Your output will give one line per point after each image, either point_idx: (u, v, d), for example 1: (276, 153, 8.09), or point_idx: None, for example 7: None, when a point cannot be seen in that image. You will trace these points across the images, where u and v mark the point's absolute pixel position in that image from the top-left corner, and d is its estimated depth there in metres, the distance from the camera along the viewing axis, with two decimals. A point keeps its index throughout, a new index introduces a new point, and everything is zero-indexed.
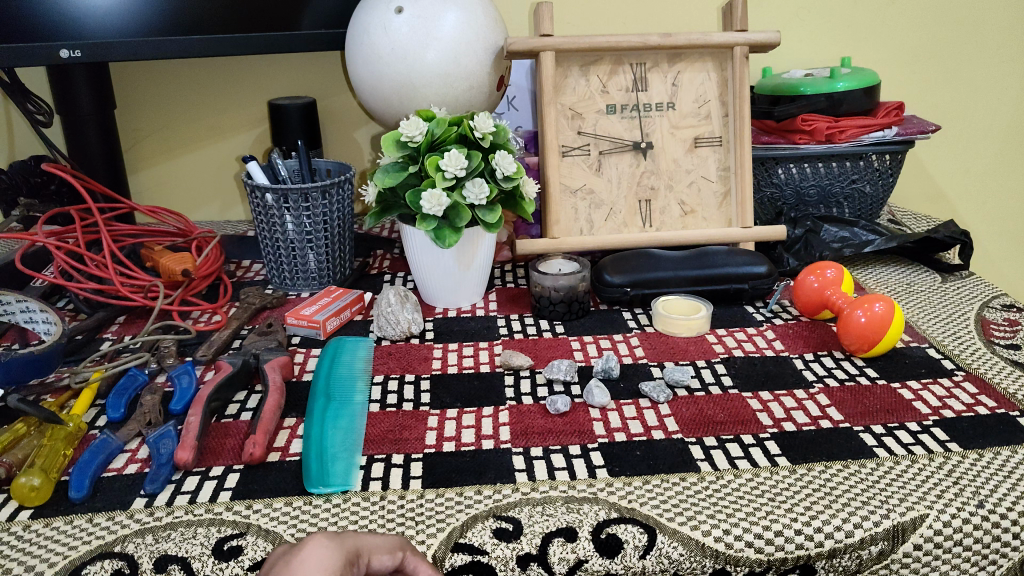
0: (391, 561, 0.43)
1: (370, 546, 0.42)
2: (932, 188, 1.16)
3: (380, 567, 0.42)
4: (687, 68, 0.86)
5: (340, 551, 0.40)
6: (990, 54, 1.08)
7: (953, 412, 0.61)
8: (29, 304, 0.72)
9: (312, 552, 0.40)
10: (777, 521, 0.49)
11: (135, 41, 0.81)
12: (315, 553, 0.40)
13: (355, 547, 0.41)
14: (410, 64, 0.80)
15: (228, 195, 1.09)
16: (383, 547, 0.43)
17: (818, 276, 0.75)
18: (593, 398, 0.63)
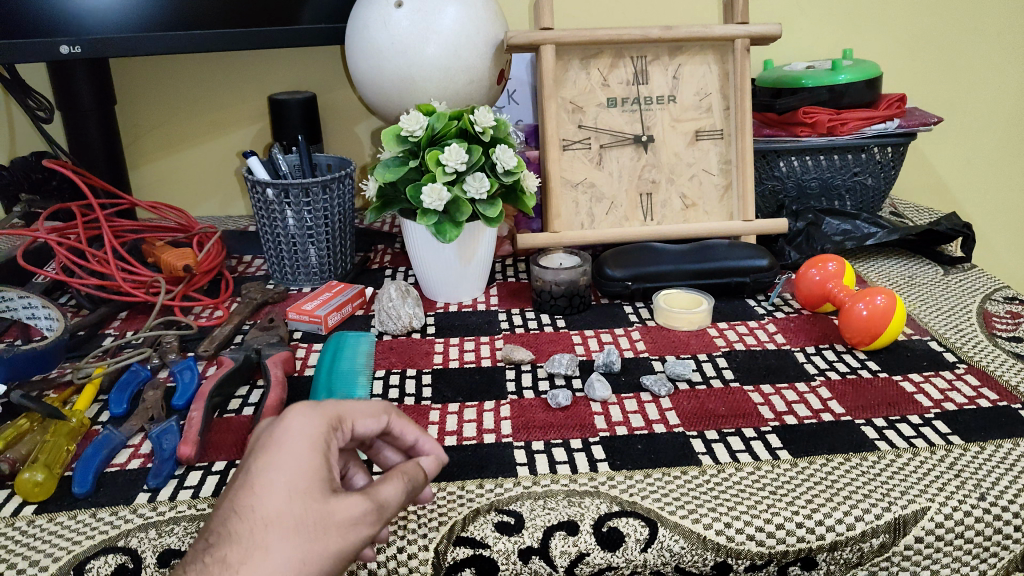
0: (374, 423, 0.46)
1: (353, 413, 0.45)
2: (934, 180, 1.15)
3: (366, 430, 0.46)
4: (688, 60, 0.85)
5: (322, 417, 0.43)
6: (993, 45, 1.08)
7: (955, 405, 0.61)
8: (31, 299, 0.72)
9: (296, 422, 0.42)
10: (778, 513, 0.49)
11: (135, 37, 0.81)
12: (298, 422, 0.42)
13: (337, 413, 0.44)
14: (410, 58, 0.80)
15: (229, 190, 1.09)
16: (365, 411, 0.46)
17: (820, 268, 0.75)
18: (594, 392, 0.63)
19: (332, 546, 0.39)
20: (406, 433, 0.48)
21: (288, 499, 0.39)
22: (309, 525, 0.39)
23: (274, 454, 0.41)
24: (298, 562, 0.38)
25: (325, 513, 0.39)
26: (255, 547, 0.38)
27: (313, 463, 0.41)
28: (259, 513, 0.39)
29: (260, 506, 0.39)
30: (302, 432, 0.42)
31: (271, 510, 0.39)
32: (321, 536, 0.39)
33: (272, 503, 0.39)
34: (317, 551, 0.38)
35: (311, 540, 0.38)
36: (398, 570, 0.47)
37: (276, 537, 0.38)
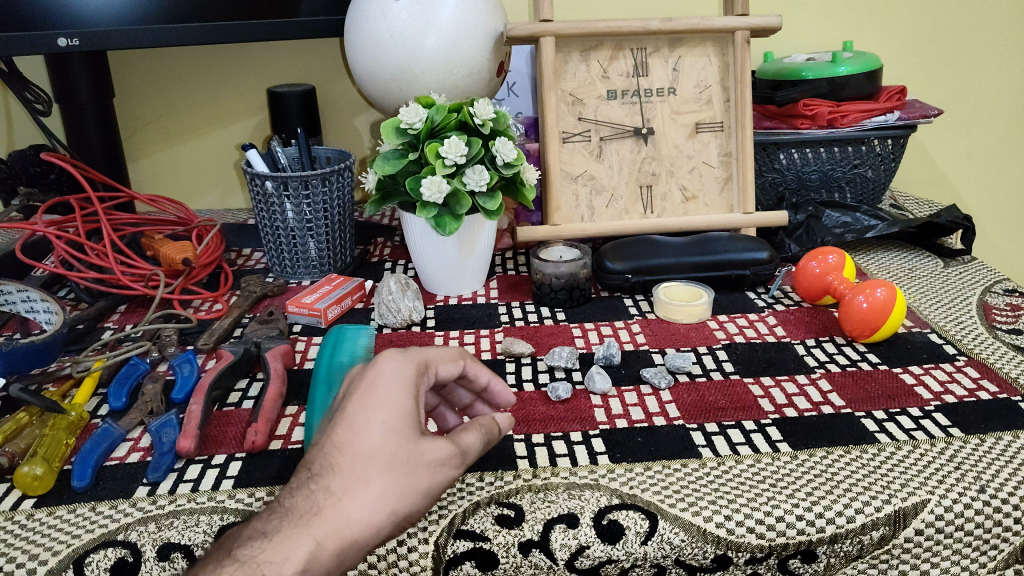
0: (452, 368, 0.50)
1: (434, 359, 0.49)
2: (934, 172, 1.15)
3: (446, 375, 0.50)
4: (688, 52, 0.85)
5: (410, 363, 0.47)
6: (993, 37, 1.08)
7: (955, 397, 0.61)
8: (30, 293, 0.73)
9: (388, 368, 0.46)
10: (779, 506, 0.49)
11: (133, 29, 0.81)
12: (390, 367, 0.46)
13: (423, 359, 0.48)
14: (409, 50, 0.80)
15: (228, 183, 1.09)
16: (445, 358, 0.50)
17: (820, 261, 0.75)
18: (594, 385, 0.63)
19: (422, 481, 0.43)
20: (480, 378, 0.53)
21: (384, 437, 0.43)
22: (403, 460, 0.43)
23: (370, 395, 0.45)
24: (394, 494, 0.42)
25: (417, 451, 0.43)
26: (356, 477, 0.42)
27: (405, 405, 0.45)
28: (359, 448, 0.43)
29: (360, 441, 0.43)
30: (395, 377, 0.46)
31: (371, 445, 0.43)
32: (413, 469, 0.43)
33: (371, 440, 0.43)
34: (410, 483, 0.43)
35: (406, 474, 0.43)
36: (399, 563, 0.47)
37: (375, 471, 0.42)
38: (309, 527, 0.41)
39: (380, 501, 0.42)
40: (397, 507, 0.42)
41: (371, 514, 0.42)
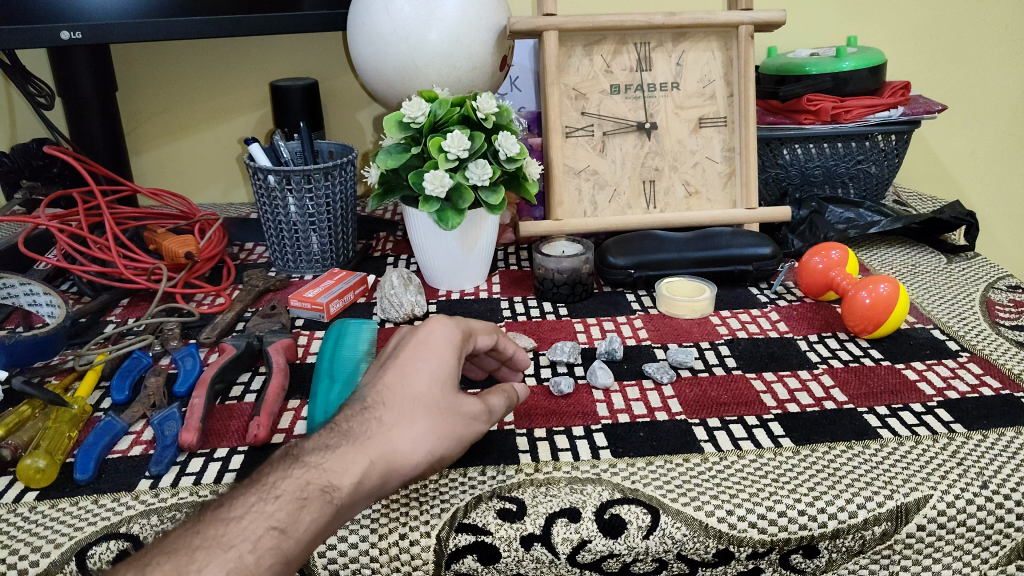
0: (490, 340, 0.56)
1: (476, 330, 0.55)
2: (938, 168, 1.15)
3: (484, 345, 0.56)
4: (692, 47, 0.85)
5: (456, 329, 0.53)
6: (998, 33, 1.07)
7: (957, 393, 0.61)
8: (32, 286, 0.72)
9: (437, 329, 0.52)
10: (781, 500, 0.49)
11: (135, 22, 0.81)
12: (438, 329, 0.52)
13: (468, 328, 0.54)
14: (411, 44, 0.80)
15: (230, 177, 1.09)
16: (485, 330, 0.56)
17: (823, 256, 0.74)
18: (596, 379, 0.63)
19: (458, 427, 0.48)
20: (510, 350, 0.59)
21: (430, 384, 0.49)
22: (445, 406, 0.48)
23: (420, 349, 0.51)
24: (434, 434, 0.47)
25: (456, 401, 0.49)
26: (405, 413, 0.47)
27: (450, 361, 0.50)
28: (408, 390, 0.48)
29: (409, 384, 0.49)
30: (443, 337, 0.52)
31: (418, 388, 0.48)
32: (451, 416, 0.48)
33: (418, 385, 0.48)
34: (448, 427, 0.48)
35: (446, 418, 0.48)
36: (401, 557, 0.48)
37: (420, 413, 0.47)
38: (366, 446, 0.45)
39: (422, 436, 0.47)
40: (437, 446, 0.47)
41: (414, 448, 0.46)
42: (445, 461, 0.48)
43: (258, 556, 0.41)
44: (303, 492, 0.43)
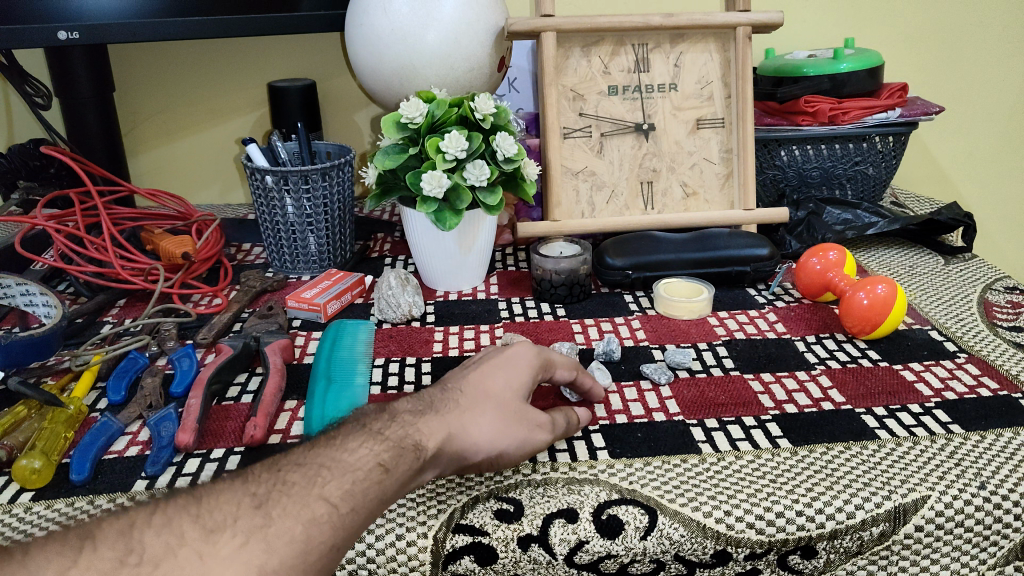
0: (569, 374, 0.57)
1: (558, 361, 0.56)
2: (935, 170, 1.15)
3: (564, 377, 0.56)
4: (689, 48, 0.85)
5: (540, 350, 0.55)
6: (996, 38, 1.08)
7: (955, 394, 0.61)
8: (28, 287, 0.72)
9: (522, 347, 0.55)
10: (778, 502, 0.49)
11: (132, 23, 0.81)
12: (523, 349, 0.55)
13: (550, 355, 0.56)
14: (409, 45, 0.80)
15: (228, 178, 1.09)
16: (566, 364, 0.57)
17: (821, 257, 0.75)
18: (595, 380, 0.63)
19: (520, 433, 0.50)
20: (586, 385, 0.58)
21: (506, 389, 0.51)
22: (517, 412, 0.50)
23: (505, 358, 0.54)
24: (498, 432, 0.49)
25: (527, 411, 0.51)
26: (481, 404, 0.50)
27: (529, 375, 0.53)
28: (490, 386, 0.51)
29: (489, 382, 0.51)
30: (529, 353, 0.54)
31: (496, 387, 0.51)
32: (519, 421, 0.50)
33: (496, 386, 0.51)
34: (515, 430, 0.50)
35: (515, 422, 0.50)
36: (398, 558, 0.47)
37: (491, 408, 0.50)
38: (448, 420, 0.48)
39: (491, 428, 0.49)
40: (503, 441, 0.49)
41: (479, 435, 0.48)
42: (505, 460, 0.50)
43: (365, 488, 0.42)
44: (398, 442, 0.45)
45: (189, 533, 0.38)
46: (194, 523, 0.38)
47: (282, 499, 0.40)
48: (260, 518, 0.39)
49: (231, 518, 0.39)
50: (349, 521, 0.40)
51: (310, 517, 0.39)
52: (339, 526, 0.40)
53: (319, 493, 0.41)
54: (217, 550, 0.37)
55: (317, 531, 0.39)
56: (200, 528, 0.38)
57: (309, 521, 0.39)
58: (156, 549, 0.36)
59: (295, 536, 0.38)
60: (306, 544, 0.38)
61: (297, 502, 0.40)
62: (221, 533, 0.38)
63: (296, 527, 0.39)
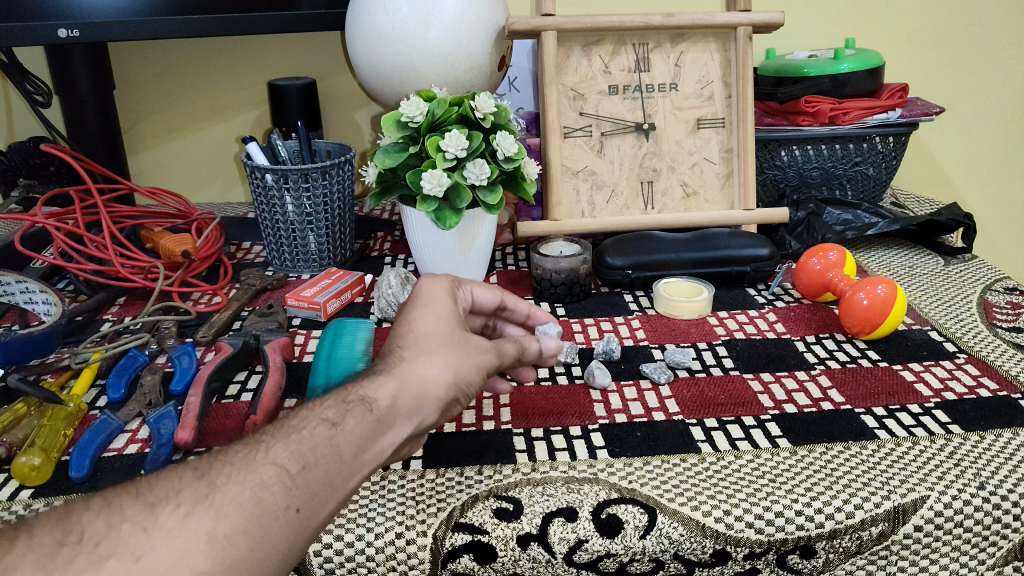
0: (493, 296, 0.57)
1: (471, 283, 0.56)
2: (935, 170, 1.15)
3: (485, 299, 0.57)
4: (690, 48, 0.85)
5: (445, 278, 0.52)
6: (995, 38, 1.08)
7: (954, 394, 0.61)
8: (28, 285, 0.72)
9: (427, 281, 0.52)
10: (777, 501, 0.49)
11: (132, 21, 0.80)
12: (428, 282, 0.51)
13: (454, 280, 0.53)
14: (410, 44, 0.79)
15: (228, 175, 1.09)
16: (482, 285, 0.57)
17: (821, 258, 0.75)
18: (595, 380, 0.63)
19: (474, 357, 0.47)
20: (522, 309, 0.60)
21: (439, 325, 0.48)
22: (459, 341, 0.47)
23: (418, 297, 0.50)
24: (454, 364, 0.46)
25: (470, 336, 0.48)
26: (426, 346, 0.46)
27: (450, 302, 0.50)
28: (422, 329, 0.47)
29: (421, 325, 0.47)
30: (437, 286, 0.51)
31: (430, 326, 0.47)
32: (466, 347, 0.47)
33: (429, 325, 0.47)
34: (467, 357, 0.47)
35: (462, 350, 0.47)
36: (397, 555, 0.48)
37: (436, 347, 0.46)
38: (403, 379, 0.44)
39: (446, 366, 0.45)
40: (461, 374, 0.46)
41: (436, 376, 0.45)
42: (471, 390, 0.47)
43: (314, 444, 0.40)
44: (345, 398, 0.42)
45: (129, 508, 0.36)
46: (135, 499, 0.36)
47: (223, 465, 0.38)
48: (204, 487, 0.37)
49: (174, 490, 0.37)
50: (301, 480, 0.38)
51: (257, 481, 0.37)
52: (291, 487, 0.38)
53: (266, 457, 0.39)
54: (160, 523, 0.35)
55: (268, 494, 0.37)
56: (142, 503, 0.36)
57: (258, 484, 0.37)
58: (97, 527, 0.35)
59: (244, 501, 0.36)
60: (257, 508, 0.36)
61: (241, 469, 0.38)
62: (164, 504, 0.36)
63: (243, 492, 0.37)
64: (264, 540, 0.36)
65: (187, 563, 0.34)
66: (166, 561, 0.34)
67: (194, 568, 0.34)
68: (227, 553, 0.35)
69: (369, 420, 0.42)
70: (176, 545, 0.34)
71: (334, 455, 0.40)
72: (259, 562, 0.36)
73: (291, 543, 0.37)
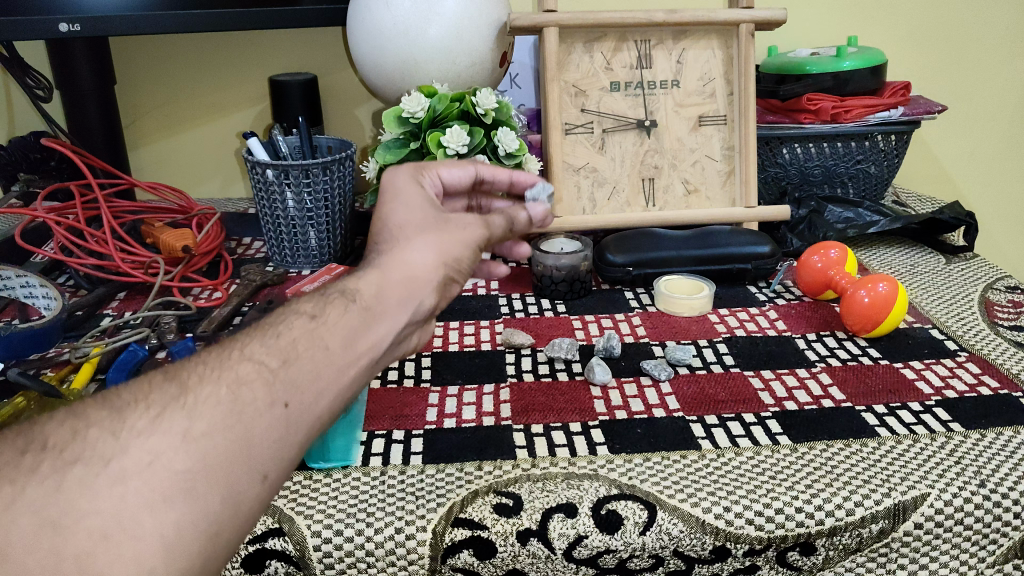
0: (464, 171, 0.54)
1: (438, 166, 0.53)
2: (937, 169, 1.15)
3: (456, 176, 0.54)
4: (692, 45, 0.85)
5: (409, 170, 0.50)
6: (998, 37, 1.07)
7: (955, 392, 0.60)
8: (29, 278, 0.73)
9: (390, 175, 0.49)
10: (777, 498, 0.49)
11: (133, 15, 0.80)
12: (391, 176, 0.49)
13: (417, 167, 0.51)
14: (411, 40, 0.79)
15: (229, 171, 1.09)
16: (449, 164, 0.54)
17: (822, 255, 0.74)
18: (595, 376, 0.63)
19: (456, 234, 0.45)
20: (499, 177, 0.57)
21: (413, 214, 0.46)
22: (438, 222, 0.46)
23: (387, 194, 0.48)
24: (436, 244, 0.44)
25: (448, 217, 0.47)
26: (404, 235, 0.45)
27: (417, 193, 0.48)
28: (399, 220, 0.46)
29: (394, 219, 0.46)
30: (401, 177, 0.49)
31: (404, 216, 0.46)
32: (444, 226, 0.45)
33: (401, 216, 0.46)
34: (448, 236, 0.45)
35: (444, 229, 0.45)
36: (397, 551, 0.47)
37: (413, 235, 0.44)
38: (387, 270, 0.42)
39: (428, 248, 0.44)
40: (448, 253, 0.44)
41: (419, 261, 0.43)
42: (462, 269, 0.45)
43: (296, 339, 0.38)
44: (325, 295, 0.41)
45: (94, 413, 0.32)
46: (100, 404, 0.33)
47: (194, 366, 0.35)
48: (175, 388, 0.34)
49: (142, 393, 0.34)
50: (284, 375, 0.36)
51: (234, 378, 0.35)
52: (273, 381, 0.35)
53: (242, 355, 0.36)
54: (129, 425, 0.32)
55: (246, 390, 0.35)
56: (107, 407, 0.33)
57: (235, 381, 0.35)
58: (60, 435, 0.31)
59: (221, 398, 0.34)
60: (237, 405, 0.34)
61: (214, 368, 0.35)
62: (132, 407, 0.33)
63: (218, 391, 0.34)
64: (248, 436, 0.33)
65: (161, 464, 0.31)
66: (138, 463, 0.31)
67: (169, 469, 0.31)
68: (206, 451, 0.32)
69: (354, 311, 0.40)
70: (149, 445, 0.31)
71: (318, 346, 0.38)
72: (244, 460, 0.33)
73: (280, 440, 0.34)
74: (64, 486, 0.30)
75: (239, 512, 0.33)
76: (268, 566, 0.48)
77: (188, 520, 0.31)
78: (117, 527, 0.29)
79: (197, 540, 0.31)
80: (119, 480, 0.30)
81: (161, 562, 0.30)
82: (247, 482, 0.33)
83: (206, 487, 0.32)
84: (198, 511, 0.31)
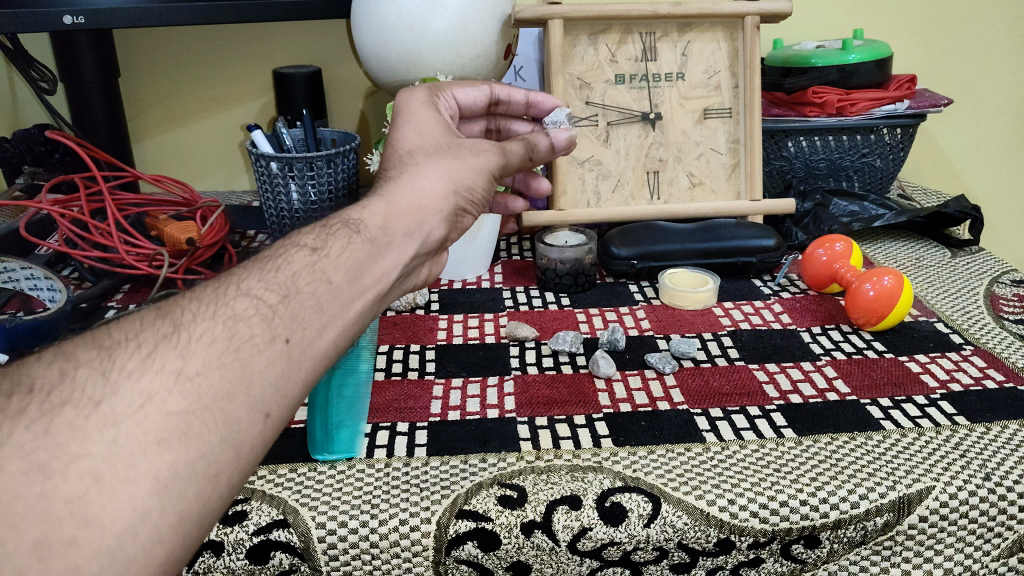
0: (478, 92, 0.60)
1: (453, 85, 0.58)
2: (943, 163, 1.15)
3: (471, 96, 0.60)
4: (698, 37, 0.84)
5: (422, 89, 0.55)
6: (1004, 30, 1.07)
7: (961, 386, 0.60)
8: (34, 270, 0.73)
9: (405, 96, 0.54)
10: (782, 491, 0.49)
11: (137, 7, 0.80)
12: (406, 96, 0.54)
13: (430, 88, 0.56)
14: (415, 32, 0.79)
15: (234, 164, 1.09)
16: (464, 84, 0.59)
17: (828, 249, 0.75)
18: (599, 369, 0.63)
19: (466, 155, 0.50)
20: (513, 97, 0.64)
21: (421, 134, 0.50)
22: (443, 144, 0.50)
23: (404, 112, 0.53)
24: (450, 166, 0.48)
25: (458, 140, 0.51)
26: (416, 156, 0.48)
27: (430, 111, 0.52)
28: (413, 141, 0.50)
29: (404, 139, 0.50)
30: (416, 97, 0.53)
31: (414, 139, 0.50)
32: (455, 147, 0.50)
33: (411, 140, 0.50)
34: (458, 158, 0.49)
35: (452, 153, 0.49)
36: (400, 543, 0.47)
37: (423, 158, 0.48)
38: (397, 197, 0.46)
39: (440, 168, 0.48)
40: (456, 178, 0.48)
41: (431, 184, 0.47)
42: (468, 194, 0.49)
43: (297, 272, 0.39)
44: (327, 226, 0.43)
45: (83, 354, 0.33)
46: (90, 345, 0.34)
47: (187, 305, 0.36)
48: (167, 327, 0.35)
49: (133, 331, 0.34)
50: (282, 311, 0.37)
51: (230, 314, 0.36)
52: (271, 318, 0.37)
53: (239, 290, 0.37)
54: (119, 367, 0.33)
55: (244, 325, 0.36)
56: (96, 347, 0.33)
57: (230, 318, 0.36)
58: (49, 378, 0.32)
59: (215, 336, 0.35)
60: (234, 341, 0.35)
61: (209, 305, 0.36)
62: (123, 346, 0.34)
63: (213, 328, 0.35)
64: (244, 374, 0.35)
65: (153, 405, 0.32)
66: (132, 405, 0.32)
67: (162, 410, 0.32)
68: (200, 391, 0.33)
69: (360, 239, 0.42)
70: (141, 386, 0.32)
71: (321, 280, 0.39)
72: (241, 398, 0.34)
73: (282, 375, 0.36)
74: (53, 429, 0.30)
75: (239, 453, 0.34)
76: (272, 558, 0.47)
77: (182, 461, 0.32)
78: (110, 468, 0.30)
79: (195, 480, 0.32)
80: (110, 422, 0.31)
81: (156, 502, 0.31)
82: (247, 420, 0.34)
83: (202, 426, 0.33)
84: (195, 451, 0.32)
